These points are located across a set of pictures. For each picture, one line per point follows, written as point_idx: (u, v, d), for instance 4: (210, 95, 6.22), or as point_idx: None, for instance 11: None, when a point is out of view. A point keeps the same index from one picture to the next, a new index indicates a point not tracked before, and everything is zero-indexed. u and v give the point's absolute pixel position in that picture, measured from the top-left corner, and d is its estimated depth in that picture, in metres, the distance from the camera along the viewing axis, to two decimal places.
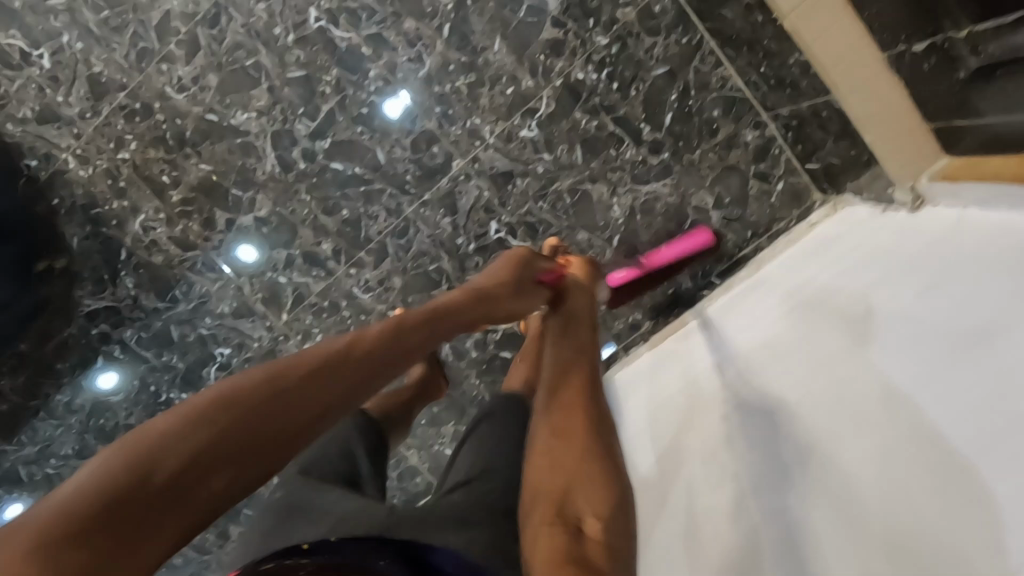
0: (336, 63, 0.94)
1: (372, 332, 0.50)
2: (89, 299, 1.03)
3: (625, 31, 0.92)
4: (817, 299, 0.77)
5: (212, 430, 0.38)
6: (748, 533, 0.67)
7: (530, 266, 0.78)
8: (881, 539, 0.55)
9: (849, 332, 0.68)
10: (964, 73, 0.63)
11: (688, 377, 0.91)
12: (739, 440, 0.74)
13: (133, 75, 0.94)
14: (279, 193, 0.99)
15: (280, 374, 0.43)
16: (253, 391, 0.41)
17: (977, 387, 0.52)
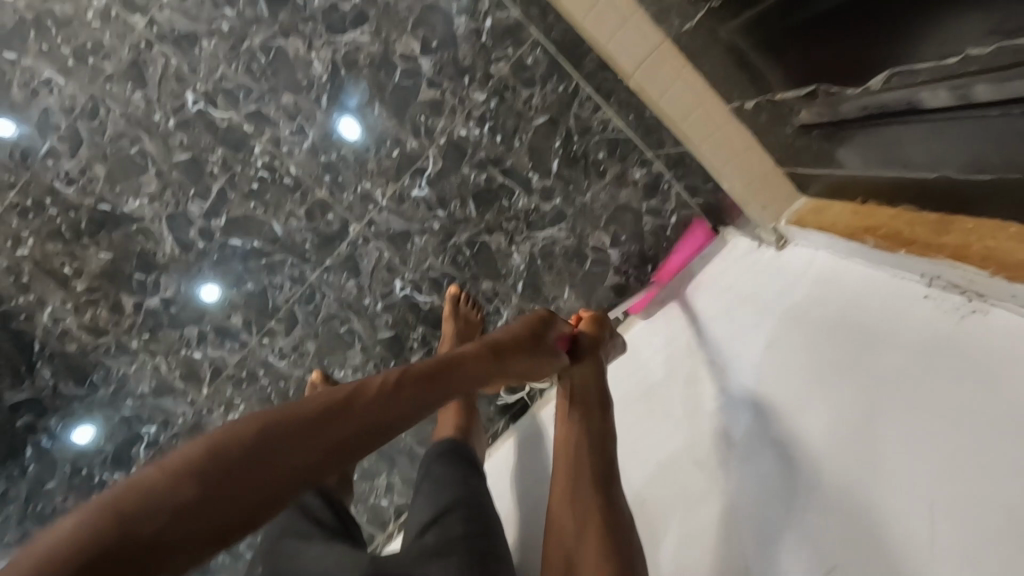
0: (220, 143, 0.95)
1: (369, 392, 0.51)
2: (8, 393, 1.03)
3: (502, 85, 0.93)
4: (761, 289, 0.77)
5: (194, 484, 0.40)
6: (734, 538, 0.63)
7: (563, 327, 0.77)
8: (876, 530, 0.50)
9: (792, 329, 0.68)
10: (792, 128, 0.69)
11: (623, 398, 0.89)
12: (702, 447, 0.72)
13: (20, 173, 0.95)
14: (182, 272, 1.00)
15: (275, 430, 0.45)
16: (263, 438, 0.44)
17: (920, 357, 0.53)
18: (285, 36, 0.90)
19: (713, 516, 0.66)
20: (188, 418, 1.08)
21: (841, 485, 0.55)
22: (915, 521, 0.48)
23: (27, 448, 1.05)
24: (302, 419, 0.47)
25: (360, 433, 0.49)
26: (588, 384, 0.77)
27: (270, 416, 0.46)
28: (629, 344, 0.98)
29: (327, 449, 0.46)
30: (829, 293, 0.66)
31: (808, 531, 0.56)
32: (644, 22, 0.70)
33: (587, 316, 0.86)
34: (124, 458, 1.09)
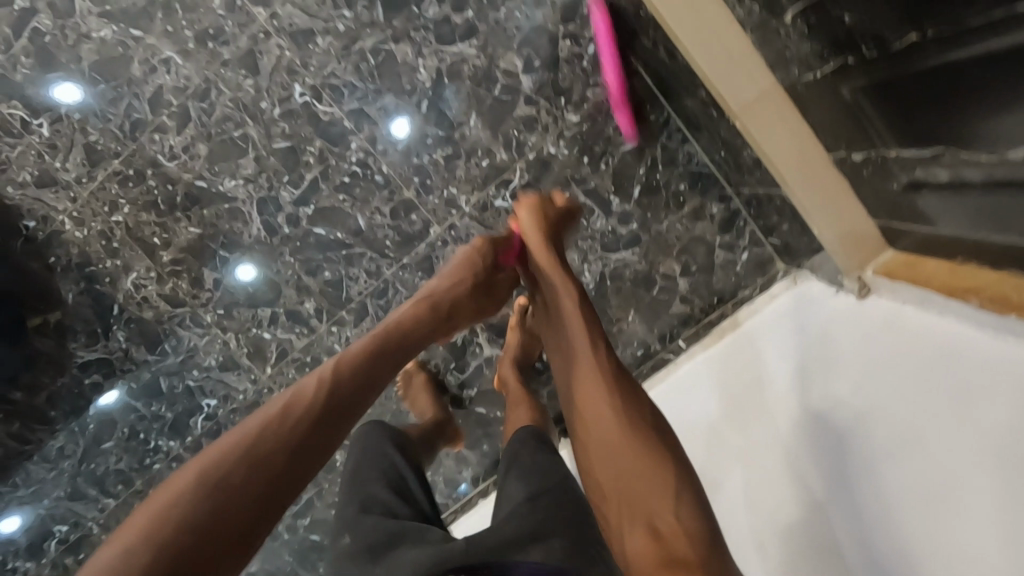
0: (319, 135, 0.98)
1: (303, 398, 0.69)
2: (83, 350, 1.08)
3: (596, 109, 0.97)
4: (826, 328, 0.83)
5: (183, 499, 0.58)
6: (841, 555, 0.68)
7: (489, 255, 0.92)
8: (963, 520, 0.57)
9: (858, 360, 0.75)
10: (897, 185, 0.67)
11: (697, 432, 0.94)
12: (789, 475, 0.78)
13: (127, 144, 0.99)
14: (265, 255, 1.04)
15: (238, 453, 0.63)
16: (225, 462, 0.61)
17: (976, 369, 0.60)
18: (395, 41, 0.95)
19: (816, 537, 0.71)
20: (249, 395, 1.10)
21: (860, 483, 0.68)
22: (993, 504, 0.55)
23: (93, 404, 1.11)
24: (262, 433, 0.65)
25: (268, 429, 0.65)
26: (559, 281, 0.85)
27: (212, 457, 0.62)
28: (696, 375, 1.00)
29: (264, 430, 0.65)
30: (893, 327, 0.73)
31: (907, 542, 0.61)
32: (756, 62, 0.73)
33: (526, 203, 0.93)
34: (181, 426, 1.13)
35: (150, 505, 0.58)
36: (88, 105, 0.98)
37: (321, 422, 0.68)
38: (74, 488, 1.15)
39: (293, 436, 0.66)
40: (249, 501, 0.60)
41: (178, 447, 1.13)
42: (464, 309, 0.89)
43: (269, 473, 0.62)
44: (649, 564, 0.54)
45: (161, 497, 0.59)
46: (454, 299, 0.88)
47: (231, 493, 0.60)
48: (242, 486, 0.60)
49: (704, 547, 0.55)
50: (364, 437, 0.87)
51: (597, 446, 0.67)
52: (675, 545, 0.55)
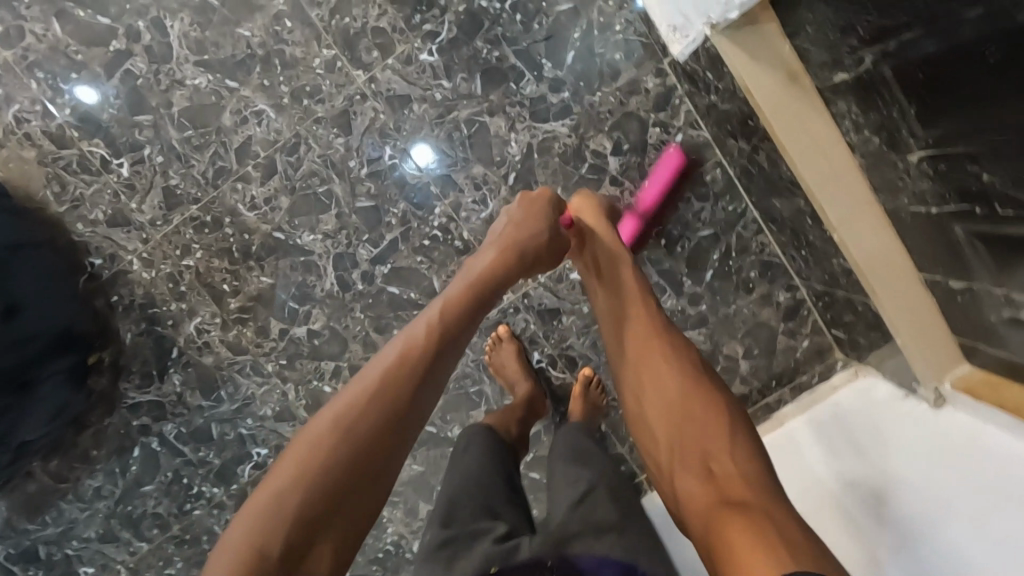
0: (403, 198, 0.99)
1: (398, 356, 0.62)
2: (134, 391, 1.06)
3: (677, 195, 1.00)
4: (886, 416, 0.89)
5: (311, 466, 0.53)
6: None
7: (549, 209, 0.83)
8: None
9: (922, 449, 0.79)
10: (994, 316, 0.70)
11: None
12: (844, 530, 0.82)
13: (207, 191, 0.99)
14: (335, 309, 1.03)
15: (352, 414, 0.57)
16: (344, 421, 0.56)
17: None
18: (490, 114, 0.96)
19: None
20: None
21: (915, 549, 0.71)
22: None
23: (138, 446, 1.08)
24: (370, 391, 0.59)
25: (377, 391, 0.59)
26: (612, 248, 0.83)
27: (325, 428, 0.56)
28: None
29: (376, 387, 0.59)
30: (958, 429, 0.78)
31: None
32: (861, 181, 0.76)
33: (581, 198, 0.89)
34: (227, 474, 1.09)
35: (279, 476, 0.53)
36: (172, 150, 0.97)
37: (437, 373, 0.63)
38: (105, 530, 1.10)
39: (407, 390, 0.60)
40: (378, 457, 0.56)
41: (221, 495, 1.10)
42: (546, 259, 0.81)
43: (382, 414, 0.58)
44: (710, 508, 0.57)
45: (295, 453, 0.55)
46: (527, 244, 0.78)
47: (343, 442, 0.55)
48: (372, 419, 0.57)
49: (764, 488, 0.57)
50: (461, 452, 0.85)
51: (658, 390, 0.70)
52: (733, 487, 0.57)
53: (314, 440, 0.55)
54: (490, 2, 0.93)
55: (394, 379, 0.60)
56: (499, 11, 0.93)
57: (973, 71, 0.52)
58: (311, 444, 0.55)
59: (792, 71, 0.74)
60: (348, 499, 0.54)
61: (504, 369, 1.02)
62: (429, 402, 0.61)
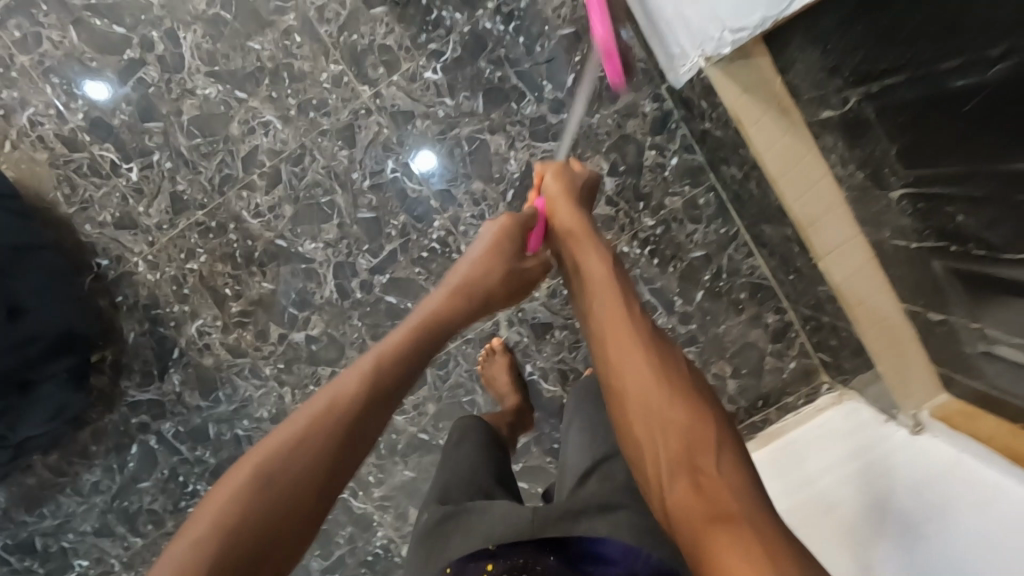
0: (404, 210, 1.02)
1: (355, 386, 0.59)
2: (135, 389, 1.08)
3: (671, 216, 1.02)
4: (869, 446, 0.89)
5: (233, 514, 0.50)
6: None
7: (517, 237, 0.82)
8: None
9: (900, 478, 0.79)
10: (970, 347, 0.72)
11: None
12: (822, 555, 0.80)
13: (213, 197, 1.01)
14: (333, 316, 1.05)
15: (277, 458, 0.53)
16: (270, 463, 0.53)
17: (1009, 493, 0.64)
18: (491, 132, 0.99)
19: None
20: None
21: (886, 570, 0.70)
22: None
23: (136, 443, 1.10)
24: (306, 428, 0.55)
25: (315, 424, 0.55)
26: (577, 234, 0.78)
27: (252, 469, 0.52)
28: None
29: (311, 420, 0.56)
30: (938, 459, 0.78)
31: None
32: (846, 213, 0.78)
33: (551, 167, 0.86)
34: (222, 473, 1.11)
35: (203, 518, 0.50)
36: (180, 156, 1.00)
37: (381, 398, 0.59)
38: (101, 525, 1.12)
39: (340, 420, 0.56)
40: (310, 500, 0.52)
41: None
42: (500, 297, 0.81)
43: (322, 452, 0.54)
44: (693, 522, 0.50)
45: (220, 495, 0.51)
46: (489, 284, 0.78)
47: (272, 485, 0.52)
48: (307, 454, 0.54)
49: (747, 498, 0.50)
50: (455, 444, 0.87)
51: (635, 386, 0.61)
52: (715, 496, 0.50)
53: (237, 483, 0.52)
54: (494, 25, 0.96)
55: (334, 413, 0.56)
56: (503, 33, 0.96)
57: (949, 111, 0.54)
58: (232, 486, 0.52)
59: (782, 104, 0.76)
60: (270, 541, 0.50)
61: (492, 384, 1.04)
62: (371, 435, 0.58)
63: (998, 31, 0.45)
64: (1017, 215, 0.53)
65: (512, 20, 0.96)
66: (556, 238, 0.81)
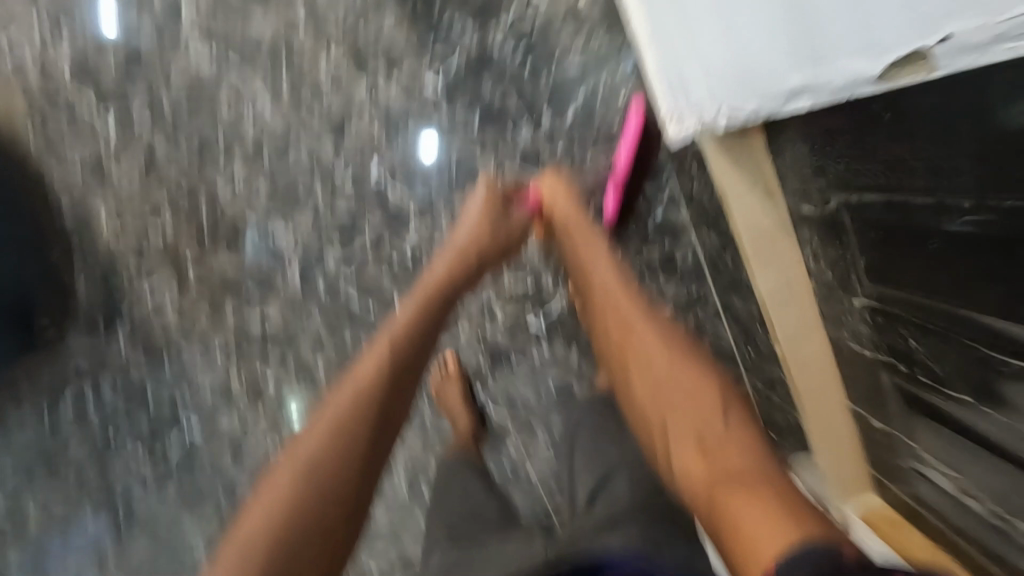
0: (381, 211, 1.00)
1: (399, 340, 0.63)
2: (77, 339, 1.05)
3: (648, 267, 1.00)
4: None
5: (322, 482, 0.49)
6: None
7: (501, 203, 0.86)
8: None
9: None
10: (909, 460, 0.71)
11: None
12: None
13: (189, 161, 0.99)
14: (292, 302, 1.04)
15: (348, 409, 0.55)
16: (336, 424, 0.53)
17: None
18: (482, 150, 0.97)
19: None
20: (233, 427, 1.08)
21: None
22: None
23: (70, 392, 1.08)
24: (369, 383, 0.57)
25: (374, 381, 0.57)
26: (574, 220, 0.81)
27: (326, 428, 0.53)
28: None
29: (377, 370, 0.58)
30: None
31: None
32: (811, 304, 0.77)
33: (547, 178, 0.86)
34: (152, 437, 1.10)
35: (284, 482, 0.49)
36: (163, 114, 0.98)
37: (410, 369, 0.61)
38: (19, 468, 1.10)
39: (381, 402, 0.55)
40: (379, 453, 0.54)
41: (143, 457, 1.10)
42: (494, 257, 0.83)
43: (387, 403, 0.57)
44: (706, 479, 0.50)
45: (264, 499, 0.49)
46: (487, 252, 0.82)
47: (347, 452, 0.51)
48: (374, 415, 0.55)
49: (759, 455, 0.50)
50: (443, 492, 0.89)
51: (647, 361, 0.62)
52: (728, 454, 0.51)
53: (311, 456, 0.51)
54: (502, 47, 0.95)
55: (400, 371, 0.60)
56: (510, 57, 0.95)
57: (924, 233, 0.54)
58: (309, 455, 0.51)
59: (769, 188, 0.76)
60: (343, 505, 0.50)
61: (449, 406, 1.02)
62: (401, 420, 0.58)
63: (1018, 147, 0.44)
64: (988, 343, 0.51)
65: (520, 45, 0.95)
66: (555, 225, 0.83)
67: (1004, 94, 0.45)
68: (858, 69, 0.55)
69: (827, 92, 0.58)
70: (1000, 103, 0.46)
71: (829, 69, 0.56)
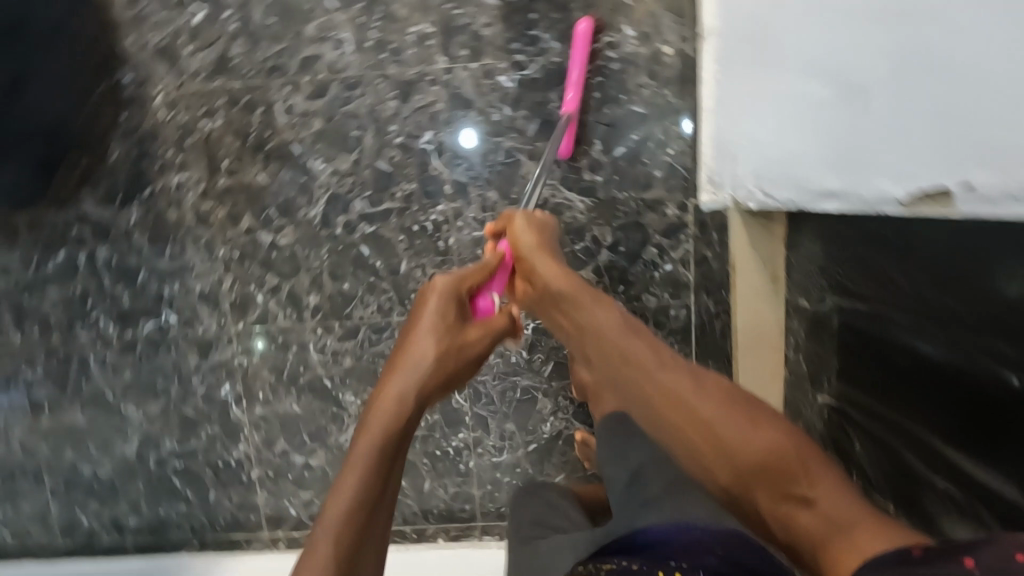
0: (418, 181, 1.04)
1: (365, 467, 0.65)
2: (90, 204, 1.08)
3: (639, 311, 1.07)
4: None
5: None
6: None
7: (453, 300, 0.80)
8: None
9: None
10: None
11: None
12: None
13: (257, 76, 1.02)
14: (305, 236, 1.07)
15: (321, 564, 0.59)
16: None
17: None
18: (528, 156, 1.03)
19: None
20: (209, 332, 1.12)
21: None
22: None
23: (65, 251, 1.10)
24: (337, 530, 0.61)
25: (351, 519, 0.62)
26: (566, 291, 0.83)
27: None
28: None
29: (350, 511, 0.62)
30: None
31: None
32: (778, 391, 0.87)
33: (519, 224, 0.89)
34: (129, 318, 1.12)
35: None
36: (248, 25, 1.01)
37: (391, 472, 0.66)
38: None
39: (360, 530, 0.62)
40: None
41: (113, 334, 1.13)
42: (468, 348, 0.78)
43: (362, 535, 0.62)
44: (817, 538, 0.52)
45: None
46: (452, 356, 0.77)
47: None
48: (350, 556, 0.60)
49: (838, 494, 0.54)
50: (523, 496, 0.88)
51: (682, 401, 0.68)
52: (821, 504, 0.54)
53: None
54: None
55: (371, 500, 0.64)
56: (584, 80, 1.00)
57: (898, 355, 0.62)
58: None
59: (775, 276, 0.83)
60: None
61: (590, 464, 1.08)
62: (379, 537, 0.64)
63: (981, 301, 0.52)
64: (897, 464, 0.63)
65: (597, 74, 1.00)
66: (541, 287, 0.85)
67: (959, 247, 0.54)
68: (884, 189, 0.58)
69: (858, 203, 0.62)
70: (955, 250, 0.55)
71: (863, 184, 0.60)
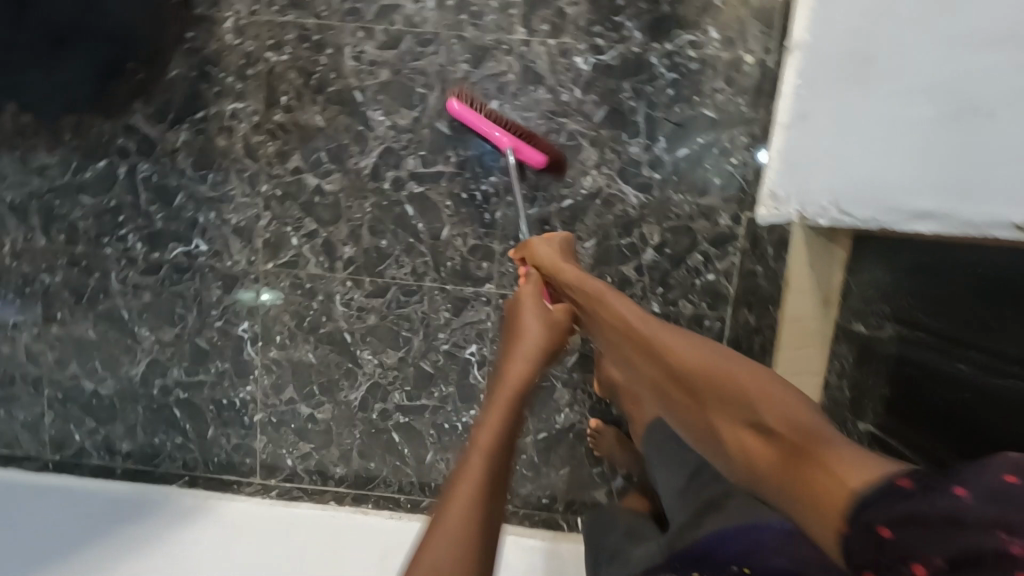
0: (475, 149, 1.03)
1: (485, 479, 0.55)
2: (141, 117, 1.06)
3: (674, 317, 1.05)
4: None
5: None
6: None
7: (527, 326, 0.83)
8: None
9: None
10: None
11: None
12: None
13: (332, 16, 1.01)
14: (352, 186, 1.06)
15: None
16: None
17: None
18: (589, 142, 1.01)
19: None
20: (237, 267, 1.10)
21: None
22: None
23: (106, 161, 1.08)
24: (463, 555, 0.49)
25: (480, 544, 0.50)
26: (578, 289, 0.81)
27: None
28: (558, 561, 1.11)
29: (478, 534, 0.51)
30: None
31: None
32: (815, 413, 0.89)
33: (541, 244, 0.91)
34: (158, 240, 1.10)
35: None
36: None
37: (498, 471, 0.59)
38: (23, 203, 1.10)
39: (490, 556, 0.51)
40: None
41: (140, 253, 1.11)
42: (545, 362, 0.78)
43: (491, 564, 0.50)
44: (774, 464, 0.48)
45: None
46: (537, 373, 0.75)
47: None
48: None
49: (796, 420, 0.49)
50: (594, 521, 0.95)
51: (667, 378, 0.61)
52: (781, 434, 0.48)
53: None
54: (658, 64, 0.99)
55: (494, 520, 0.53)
56: (659, 75, 0.99)
57: (932, 385, 0.68)
58: None
59: (828, 297, 0.87)
60: None
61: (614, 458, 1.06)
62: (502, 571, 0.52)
63: None
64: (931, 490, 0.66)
65: (674, 71, 0.99)
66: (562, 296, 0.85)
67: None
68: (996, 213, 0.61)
69: (959, 223, 0.64)
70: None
71: (966, 206, 0.63)
